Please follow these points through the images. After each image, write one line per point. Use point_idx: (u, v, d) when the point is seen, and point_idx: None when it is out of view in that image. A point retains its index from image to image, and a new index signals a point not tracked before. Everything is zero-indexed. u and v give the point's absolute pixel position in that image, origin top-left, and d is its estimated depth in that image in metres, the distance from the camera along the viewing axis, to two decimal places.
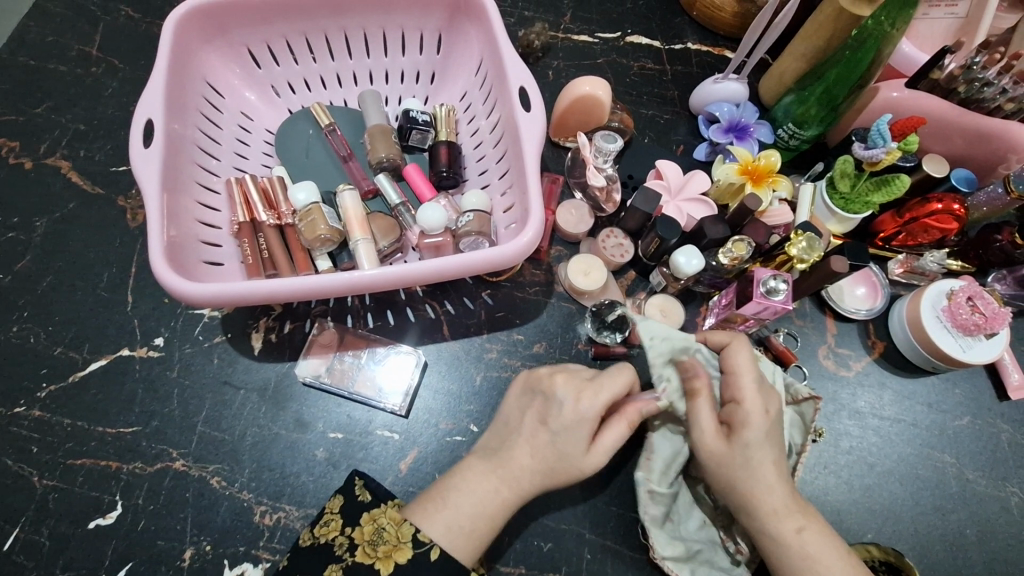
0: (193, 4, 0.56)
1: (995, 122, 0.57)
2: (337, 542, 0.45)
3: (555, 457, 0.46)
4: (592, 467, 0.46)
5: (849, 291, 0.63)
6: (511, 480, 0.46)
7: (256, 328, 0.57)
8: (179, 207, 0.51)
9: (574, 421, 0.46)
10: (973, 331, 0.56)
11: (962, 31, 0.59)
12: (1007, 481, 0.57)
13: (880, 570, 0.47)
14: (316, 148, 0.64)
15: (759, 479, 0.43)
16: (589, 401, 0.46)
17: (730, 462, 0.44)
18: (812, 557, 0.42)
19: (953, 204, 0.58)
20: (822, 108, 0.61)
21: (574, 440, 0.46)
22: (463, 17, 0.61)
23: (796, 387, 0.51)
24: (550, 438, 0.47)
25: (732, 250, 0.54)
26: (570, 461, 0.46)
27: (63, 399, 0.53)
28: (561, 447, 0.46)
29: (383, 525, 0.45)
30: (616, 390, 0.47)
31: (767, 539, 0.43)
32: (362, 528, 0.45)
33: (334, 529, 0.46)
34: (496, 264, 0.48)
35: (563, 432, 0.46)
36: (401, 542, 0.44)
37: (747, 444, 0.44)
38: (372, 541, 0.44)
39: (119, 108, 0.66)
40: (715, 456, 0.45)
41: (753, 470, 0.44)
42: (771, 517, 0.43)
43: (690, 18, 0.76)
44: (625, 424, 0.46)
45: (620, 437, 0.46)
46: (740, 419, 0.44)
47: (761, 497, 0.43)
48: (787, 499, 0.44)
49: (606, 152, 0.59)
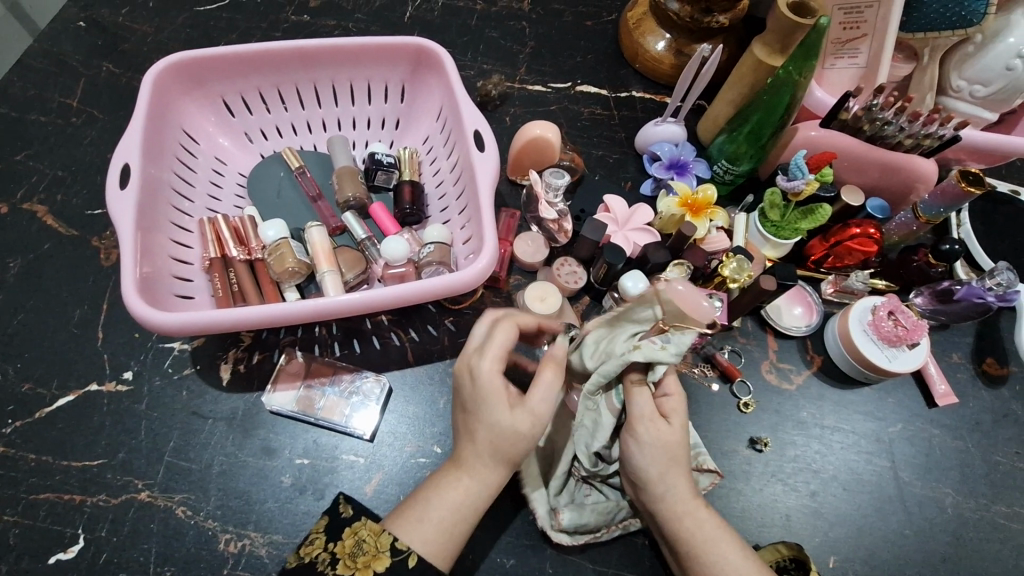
0: (172, 60, 0.61)
1: (901, 156, 0.64)
2: (320, 558, 0.46)
3: (505, 442, 0.46)
4: (534, 425, 0.46)
5: (787, 310, 0.68)
6: (484, 479, 0.47)
7: (225, 359, 0.59)
8: (153, 243, 0.55)
9: (490, 394, 0.46)
10: (896, 342, 0.62)
11: (863, 78, 0.67)
12: (940, 482, 0.61)
13: (789, 569, 0.51)
14: (287, 189, 0.68)
15: (676, 467, 0.49)
16: (482, 362, 0.46)
17: (657, 445, 0.48)
18: (708, 544, 0.47)
19: (869, 228, 0.65)
20: (750, 146, 0.68)
21: (498, 414, 0.46)
22: (424, 70, 0.67)
23: (702, 457, 0.55)
24: (487, 429, 0.46)
25: (673, 274, 0.59)
26: (508, 434, 0.46)
27: (29, 435, 0.54)
28: (493, 426, 0.46)
29: (364, 537, 0.46)
30: (502, 341, 0.48)
31: (678, 527, 0.48)
32: (344, 542, 0.46)
33: (317, 546, 0.47)
34: (454, 288, 0.52)
35: (479, 402, 0.46)
36: (379, 552, 0.45)
37: (668, 430, 0.48)
38: (352, 553, 0.46)
39: (97, 155, 0.69)
40: (660, 435, 0.48)
41: (671, 457, 0.48)
42: (677, 510, 0.48)
43: (633, 70, 0.84)
44: (553, 377, 0.47)
45: (551, 391, 0.47)
46: (668, 405, 0.50)
47: (673, 488, 0.48)
48: (692, 497, 0.49)
49: (555, 186, 0.64)
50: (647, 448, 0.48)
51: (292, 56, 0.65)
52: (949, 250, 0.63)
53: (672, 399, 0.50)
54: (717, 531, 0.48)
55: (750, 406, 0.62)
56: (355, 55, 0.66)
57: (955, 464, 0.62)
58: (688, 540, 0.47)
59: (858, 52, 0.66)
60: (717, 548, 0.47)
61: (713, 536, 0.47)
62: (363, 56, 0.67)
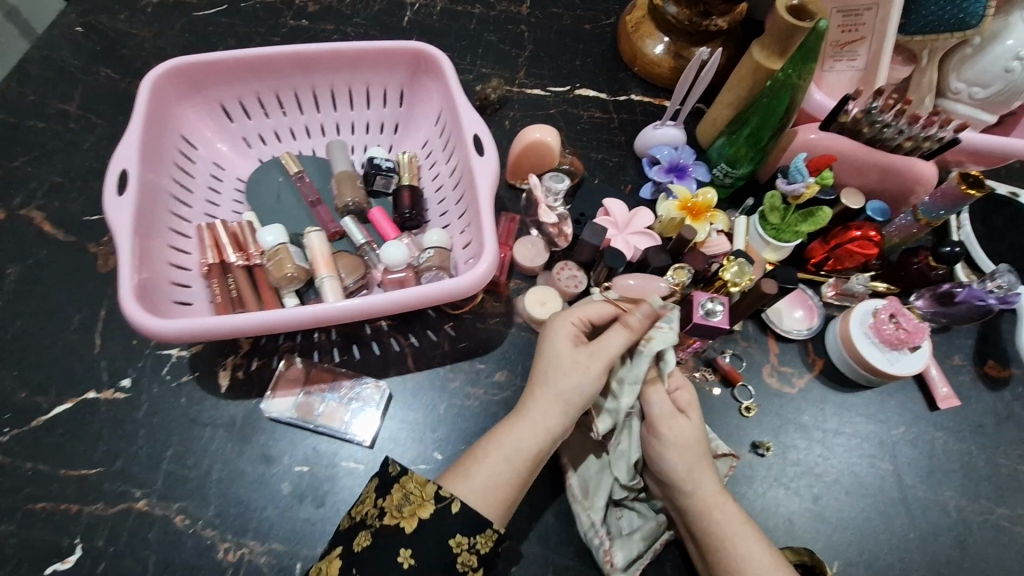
0: (171, 66, 0.61)
1: (900, 158, 0.64)
2: (369, 513, 0.46)
3: (560, 378, 0.50)
4: (591, 365, 0.50)
5: (788, 313, 0.68)
6: (537, 422, 0.49)
7: (223, 366, 0.59)
8: (151, 249, 0.54)
9: (555, 339, 0.51)
10: (898, 345, 0.61)
11: (862, 81, 0.67)
12: (943, 485, 0.61)
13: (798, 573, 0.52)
14: (286, 194, 0.68)
15: (699, 463, 0.51)
16: (561, 323, 0.52)
17: (679, 441, 0.51)
18: (735, 537, 0.48)
19: (869, 231, 0.65)
20: (750, 149, 0.67)
21: (562, 355, 0.50)
22: (423, 74, 0.67)
23: (717, 442, 0.57)
24: (548, 369, 0.51)
25: (674, 277, 0.60)
26: (564, 372, 0.50)
27: (26, 444, 0.54)
28: (556, 368, 0.50)
29: (411, 489, 0.46)
30: (587, 309, 0.53)
31: (706, 519, 0.49)
32: (391, 496, 0.47)
33: (367, 505, 0.47)
34: (454, 293, 0.51)
35: (546, 348, 0.51)
36: (425, 500, 0.46)
37: (686, 425, 0.52)
38: (399, 504, 0.46)
39: (95, 160, 0.69)
40: (680, 430, 0.51)
41: (696, 451, 0.51)
42: (705, 504, 0.50)
43: (632, 73, 0.84)
44: (624, 330, 0.51)
45: (618, 341, 0.50)
46: (682, 402, 0.53)
47: (700, 481, 0.50)
48: (717, 489, 0.51)
49: (556, 190, 0.65)
50: (669, 445, 0.51)
51: (291, 61, 0.65)
52: (949, 252, 0.62)
53: (685, 395, 0.54)
54: (743, 524, 0.49)
55: (752, 410, 0.62)
56: (354, 59, 0.66)
57: (958, 467, 0.62)
58: (716, 532, 0.48)
59: (857, 54, 0.66)
60: (745, 539, 0.48)
61: (738, 528, 0.48)
62: (362, 61, 0.67)
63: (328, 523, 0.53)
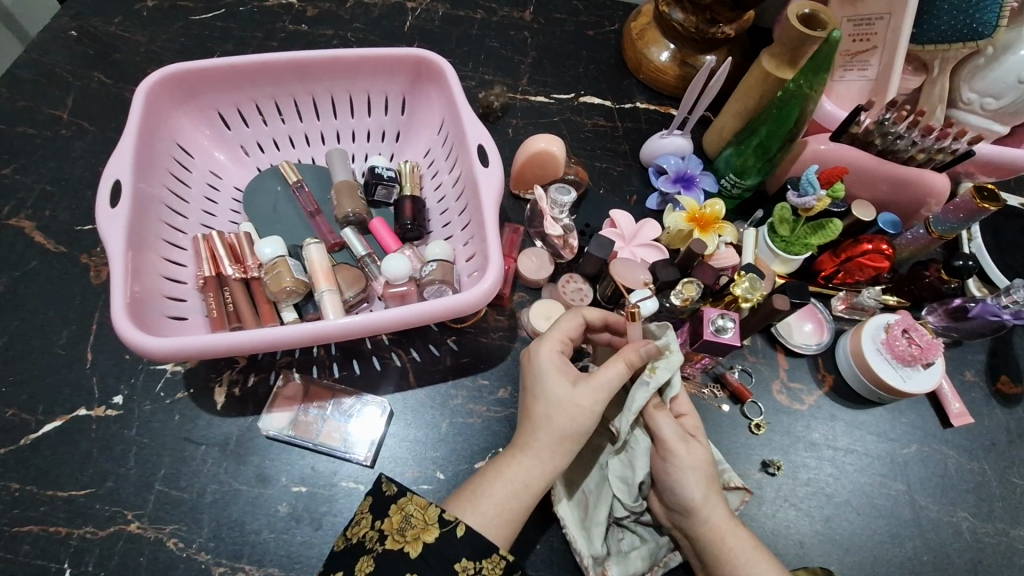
0: (166, 73, 0.59)
1: (912, 170, 0.63)
2: (366, 537, 0.45)
3: (561, 417, 0.47)
4: (593, 404, 0.47)
5: (798, 327, 0.66)
6: (541, 455, 0.47)
7: (219, 382, 0.57)
8: (144, 263, 0.52)
9: (546, 371, 0.48)
10: (911, 362, 0.60)
11: (873, 91, 0.65)
12: (957, 506, 0.59)
13: None
14: (284, 204, 0.66)
15: (712, 490, 0.49)
16: (541, 347, 0.50)
17: (694, 467, 0.48)
18: (748, 566, 0.46)
19: (881, 244, 0.63)
20: (758, 160, 0.66)
21: (556, 392, 0.48)
22: (425, 82, 0.66)
23: (728, 475, 0.54)
24: (546, 407, 0.48)
25: (682, 292, 0.57)
26: (565, 410, 0.47)
27: (12, 464, 0.52)
28: (551, 404, 0.47)
29: (411, 511, 0.45)
30: (564, 328, 0.51)
31: (719, 552, 0.47)
32: (391, 518, 0.45)
33: (364, 526, 0.46)
34: (458, 310, 0.50)
35: (539, 385, 0.48)
36: (429, 523, 0.44)
37: (698, 448, 0.49)
38: (400, 528, 0.44)
39: (87, 168, 0.67)
40: (695, 457, 0.49)
41: (707, 478, 0.49)
42: (719, 535, 0.47)
43: (637, 80, 0.82)
44: (623, 363, 0.48)
45: (616, 377, 0.48)
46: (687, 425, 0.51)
47: (711, 510, 0.48)
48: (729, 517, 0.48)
49: (561, 203, 0.64)
50: (685, 471, 0.48)
51: (289, 68, 0.63)
52: (962, 265, 0.61)
53: (690, 419, 0.52)
54: (757, 556, 0.47)
55: (761, 427, 0.61)
56: (354, 66, 0.65)
57: (971, 486, 0.60)
58: (729, 560, 0.47)
59: (868, 65, 0.65)
60: (756, 569, 0.46)
61: (751, 556, 0.47)
62: (362, 68, 0.65)
63: (326, 545, 0.51)
